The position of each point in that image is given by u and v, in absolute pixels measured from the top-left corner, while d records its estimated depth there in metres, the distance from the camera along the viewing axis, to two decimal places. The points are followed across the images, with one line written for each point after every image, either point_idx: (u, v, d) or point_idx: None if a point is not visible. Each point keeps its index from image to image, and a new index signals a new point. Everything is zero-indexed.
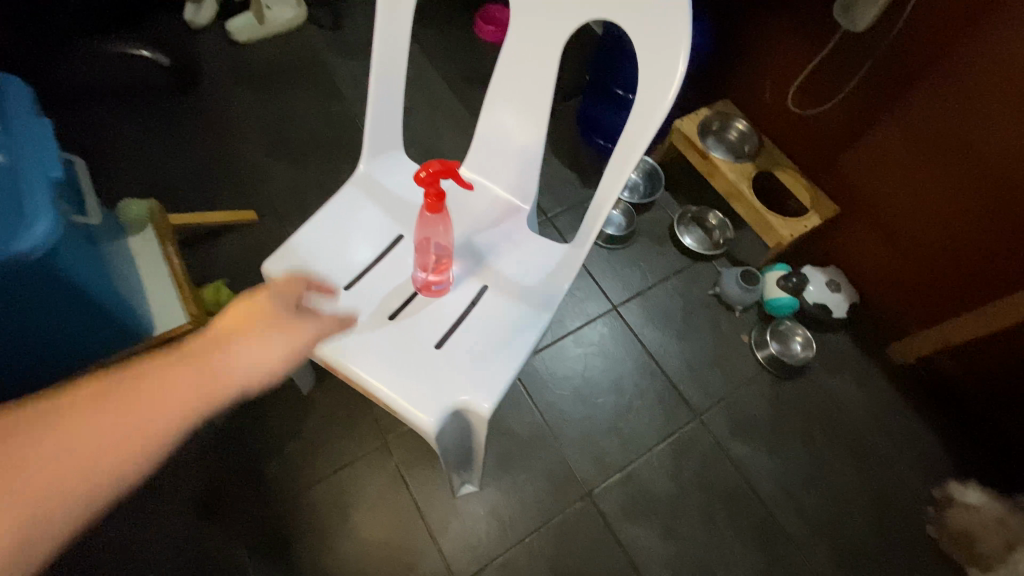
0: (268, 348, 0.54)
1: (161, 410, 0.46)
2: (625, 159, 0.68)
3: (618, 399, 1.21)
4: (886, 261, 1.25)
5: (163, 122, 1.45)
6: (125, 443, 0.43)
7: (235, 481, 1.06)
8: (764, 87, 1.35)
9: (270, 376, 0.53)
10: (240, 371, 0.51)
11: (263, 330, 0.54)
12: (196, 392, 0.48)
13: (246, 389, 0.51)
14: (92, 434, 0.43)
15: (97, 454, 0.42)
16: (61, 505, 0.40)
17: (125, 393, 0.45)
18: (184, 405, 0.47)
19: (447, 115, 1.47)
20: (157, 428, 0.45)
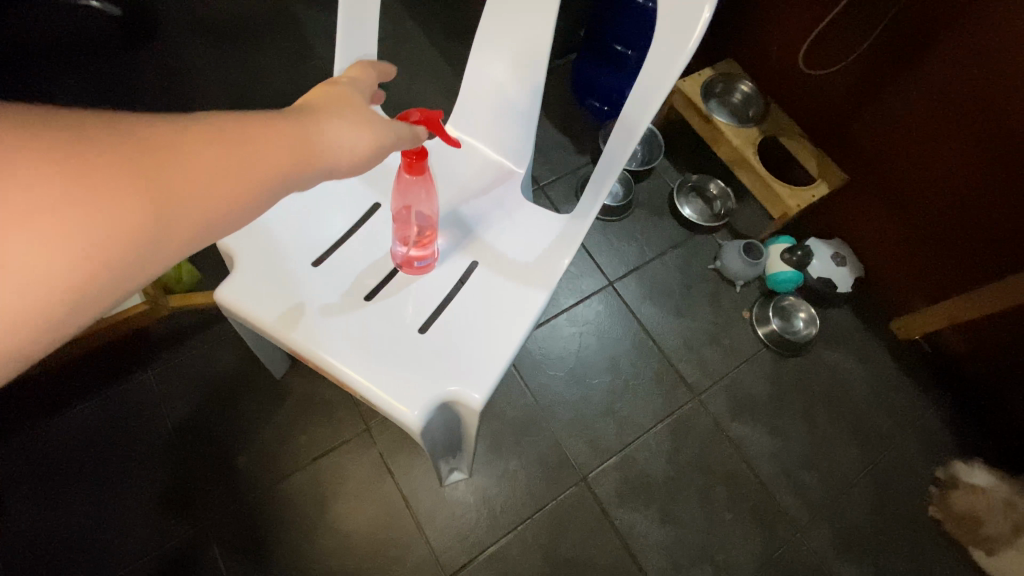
0: (358, 129, 0.49)
1: (275, 164, 0.42)
2: (637, 119, 0.61)
3: (614, 380, 1.15)
4: (893, 234, 1.19)
5: (111, 78, 1.30)
6: (248, 184, 0.41)
7: (204, 473, 0.98)
8: (771, 46, 1.26)
9: (354, 164, 0.49)
10: (334, 150, 0.47)
11: (353, 114, 0.49)
12: (303, 156, 0.45)
13: (339, 172, 0.48)
14: (204, 169, 0.38)
15: (225, 194, 0.40)
16: (187, 228, 0.38)
17: (233, 137, 0.40)
18: (291, 165, 0.44)
19: (429, 73, 1.35)
20: (272, 175, 0.42)
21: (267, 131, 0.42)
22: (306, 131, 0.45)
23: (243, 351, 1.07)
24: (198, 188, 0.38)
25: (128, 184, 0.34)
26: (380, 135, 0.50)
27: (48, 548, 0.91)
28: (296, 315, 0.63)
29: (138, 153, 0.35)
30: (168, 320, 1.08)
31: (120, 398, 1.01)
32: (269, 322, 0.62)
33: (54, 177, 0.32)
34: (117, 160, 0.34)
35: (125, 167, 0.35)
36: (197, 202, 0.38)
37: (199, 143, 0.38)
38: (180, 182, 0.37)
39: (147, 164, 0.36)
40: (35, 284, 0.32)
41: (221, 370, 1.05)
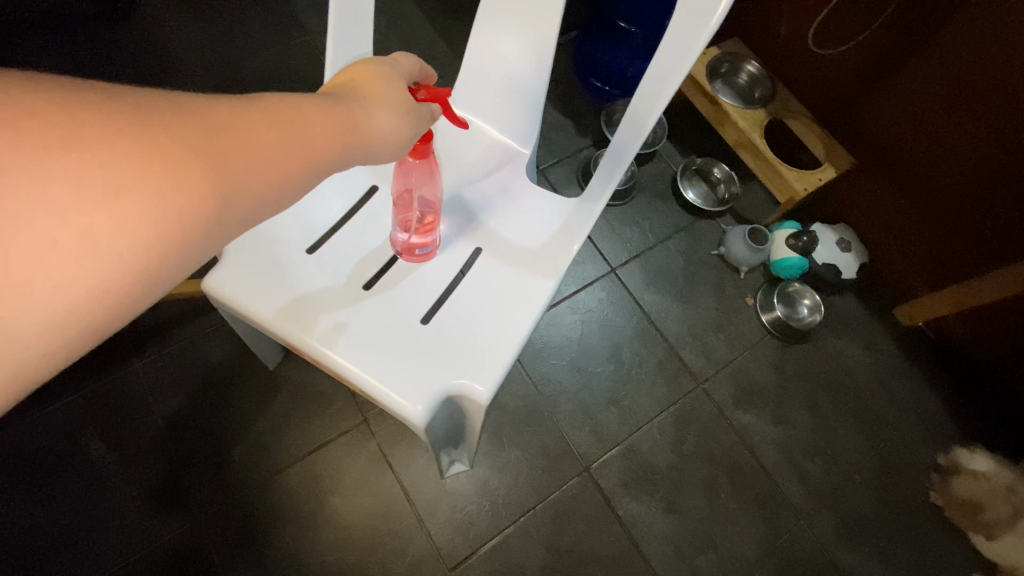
0: (405, 118, 0.48)
1: (330, 143, 0.41)
2: (653, 100, 0.57)
3: (617, 369, 1.13)
4: (901, 219, 1.17)
5: (89, 55, 1.23)
6: (308, 162, 0.40)
7: (197, 467, 0.95)
8: (779, 24, 1.22)
9: (396, 153, 0.49)
10: (383, 134, 0.46)
11: (400, 96, 0.48)
12: (355, 138, 0.44)
13: (383, 158, 0.48)
14: (268, 147, 0.37)
15: (287, 171, 0.38)
16: (253, 206, 0.37)
17: (292, 114, 0.39)
18: (342, 146, 0.43)
19: (425, 51, 1.29)
20: (328, 153, 0.41)
21: (321, 110, 0.41)
22: (355, 111, 0.44)
23: (236, 341, 1.04)
24: (264, 164, 0.37)
25: (200, 154, 0.33)
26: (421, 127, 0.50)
27: (35, 545, 0.88)
28: (292, 305, 0.59)
29: (208, 125, 0.34)
30: (156, 309, 1.04)
31: (107, 390, 0.98)
32: (263, 312, 0.58)
33: (129, 145, 0.30)
34: (187, 131, 0.33)
35: (197, 139, 0.33)
36: (262, 179, 0.37)
37: (260, 117, 0.37)
38: (249, 155, 0.36)
39: (216, 136, 0.34)
40: (114, 257, 0.30)
41: (213, 360, 1.02)
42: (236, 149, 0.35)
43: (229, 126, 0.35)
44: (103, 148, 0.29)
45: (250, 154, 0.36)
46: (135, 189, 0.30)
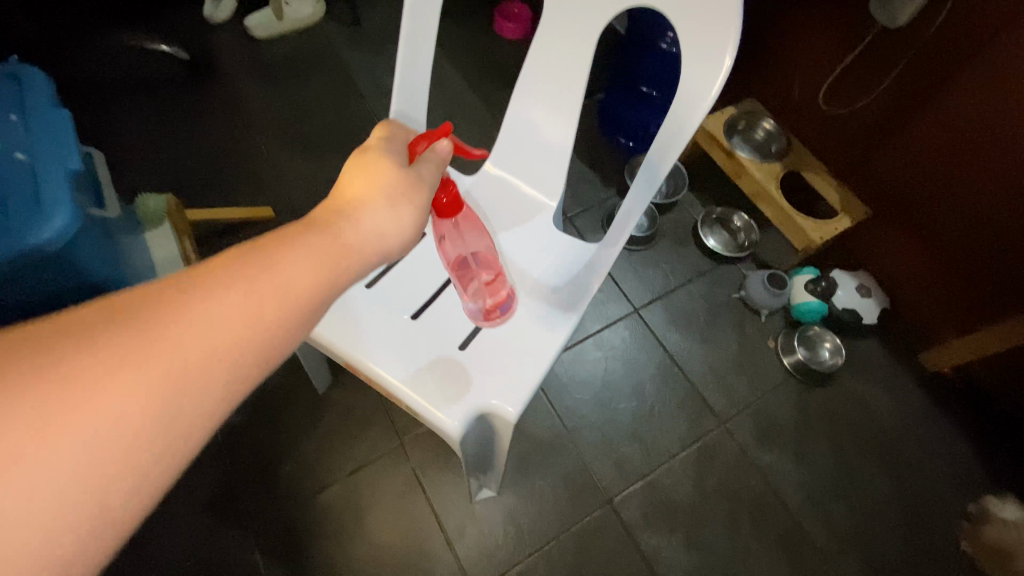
0: (391, 204, 0.50)
1: (309, 273, 0.41)
2: (663, 157, 0.66)
3: (640, 405, 1.17)
4: (916, 265, 1.21)
5: (179, 117, 1.43)
6: (274, 307, 0.38)
7: (249, 482, 1.04)
8: (792, 85, 1.32)
9: (397, 242, 0.50)
10: (369, 234, 0.47)
11: (382, 189, 0.50)
12: (337, 257, 0.43)
13: (380, 254, 0.48)
14: (228, 307, 0.36)
15: (263, 317, 0.37)
16: (224, 366, 0.35)
17: (252, 258, 0.38)
18: (324, 271, 0.42)
19: (465, 111, 1.45)
20: (307, 285, 0.40)
21: (289, 249, 0.41)
22: (334, 227, 0.45)
23: (289, 366, 1.14)
24: (227, 321, 0.36)
25: (156, 331, 0.33)
26: (415, 202, 0.52)
27: None
28: (353, 331, 0.69)
29: (160, 299, 0.34)
30: None
31: None
32: (328, 336, 0.69)
33: (80, 350, 0.31)
34: (141, 313, 0.33)
35: (150, 316, 0.33)
36: (233, 334, 0.36)
37: (221, 273, 0.37)
38: (207, 316, 0.35)
39: (170, 307, 0.34)
40: (67, 468, 0.29)
41: (268, 383, 1.13)
42: (192, 314, 0.34)
43: (181, 294, 0.35)
44: (39, 369, 0.30)
45: (210, 315, 0.35)
46: (73, 396, 0.30)
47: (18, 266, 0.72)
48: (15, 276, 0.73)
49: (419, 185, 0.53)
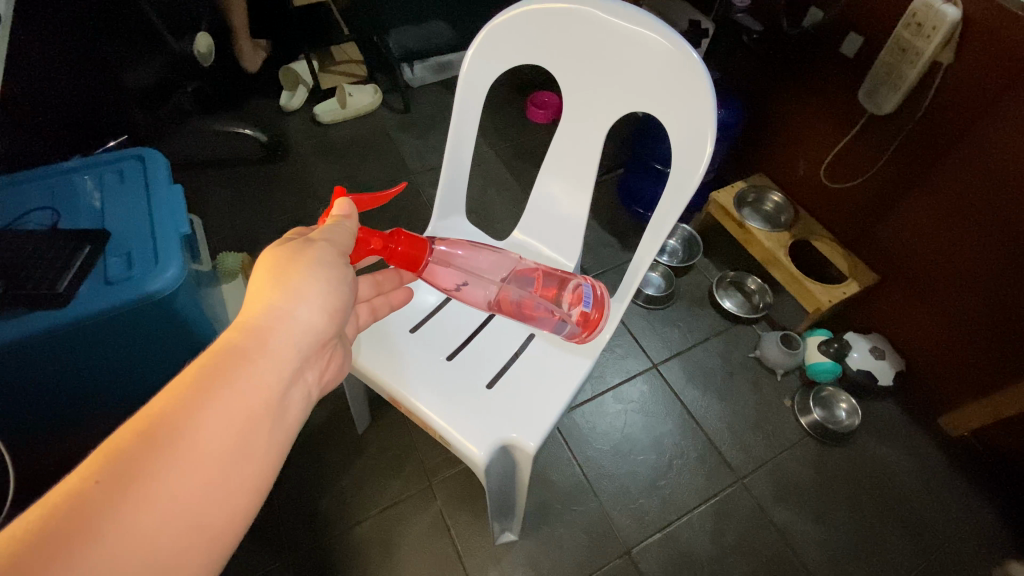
0: (305, 293, 0.52)
1: (235, 409, 0.43)
2: (660, 225, 0.76)
3: (658, 458, 1.22)
4: (928, 330, 1.25)
5: (254, 188, 1.67)
6: (232, 426, 0.43)
7: (291, 514, 1.12)
8: (798, 162, 1.44)
9: (319, 330, 0.53)
10: (285, 342, 0.49)
11: (286, 284, 0.52)
12: (262, 381, 0.46)
13: (302, 353, 0.51)
14: (191, 441, 0.40)
15: (203, 467, 0.40)
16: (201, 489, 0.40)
17: (196, 387, 0.42)
18: (249, 400, 0.45)
19: (499, 184, 1.63)
20: (233, 422, 0.43)
21: (235, 367, 0.45)
22: (249, 351, 0.47)
23: (333, 408, 1.26)
24: (196, 449, 0.40)
25: (92, 530, 0.35)
26: (329, 271, 0.55)
27: None
28: (396, 367, 0.81)
29: (76, 503, 0.35)
30: None
31: None
32: (376, 371, 0.80)
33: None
34: (62, 525, 0.34)
35: (72, 523, 0.34)
36: (178, 495, 0.39)
37: (131, 456, 0.38)
38: (139, 495, 0.37)
39: (93, 506, 0.35)
40: None
41: (314, 422, 1.24)
42: (121, 498, 0.36)
43: (99, 489, 0.36)
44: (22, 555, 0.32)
45: (141, 495, 0.37)
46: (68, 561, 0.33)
47: (135, 310, 0.89)
48: (131, 318, 0.89)
49: (325, 258, 0.55)
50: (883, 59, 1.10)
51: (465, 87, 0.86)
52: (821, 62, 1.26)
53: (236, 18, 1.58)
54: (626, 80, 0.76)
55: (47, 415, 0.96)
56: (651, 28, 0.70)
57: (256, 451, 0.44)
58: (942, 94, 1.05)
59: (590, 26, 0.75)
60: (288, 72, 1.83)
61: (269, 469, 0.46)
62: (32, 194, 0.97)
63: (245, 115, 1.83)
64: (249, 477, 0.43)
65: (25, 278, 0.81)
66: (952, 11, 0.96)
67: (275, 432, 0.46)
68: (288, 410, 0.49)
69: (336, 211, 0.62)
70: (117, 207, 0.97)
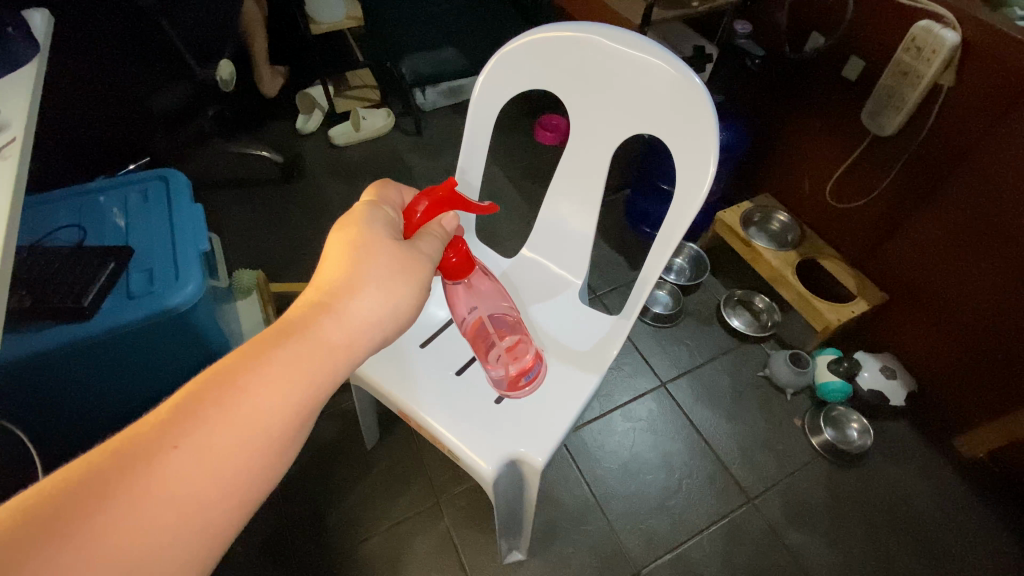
0: (372, 287, 0.49)
1: (291, 391, 0.41)
2: (665, 243, 0.78)
3: (667, 477, 1.21)
4: (940, 350, 1.24)
5: (271, 207, 1.71)
6: (276, 414, 0.40)
7: (299, 528, 1.13)
8: (803, 182, 1.45)
9: (385, 323, 0.50)
10: (352, 330, 0.47)
11: (362, 270, 0.50)
12: (324, 364, 0.44)
13: (365, 344, 0.48)
14: (234, 418, 0.38)
15: (239, 451, 0.38)
16: (232, 473, 0.38)
17: (251, 364, 0.41)
18: (306, 383, 0.42)
19: (507, 205, 1.66)
20: (285, 404, 0.41)
21: (291, 349, 0.43)
22: (315, 331, 0.44)
23: (343, 424, 1.28)
24: (236, 429, 0.38)
25: (130, 489, 0.34)
26: (404, 269, 0.52)
27: None
28: (406, 381, 0.83)
29: (121, 459, 0.35)
30: None
31: None
32: (386, 386, 0.82)
33: (58, 531, 0.32)
34: (109, 476, 0.34)
35: (117, 476, 0.34)
36: (219, 468, 0.37)
37: (179, 420, 0.37)
38: (183, 460, 0.36)
39: (139, 462, 0.35)
40: None
41: (324, 437, 1.25)
42: (158, 464, 0.35)
43: (148, 447, 0.35)
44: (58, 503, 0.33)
45: (186, 462, 0.36)
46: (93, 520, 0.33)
47: (154, 324, 0.91)
48: (151, 331, 0.92)
49: (400, 258, 0.52)
50: (884, 83, 1.12)
51: (475, 110, 0.89)
52: (824, 85, 1.29)
53: (256, 45, 1.64)
54: (631, 104, 0.78)
55: (68, 427, 1.00)
56: (656, 55, 0.73)
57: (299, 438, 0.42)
58: (945, 114, 1.06)
59: (596, 53, 0.78)
60: (305, 96, 1.89)
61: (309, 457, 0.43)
62: (61, 213, 1.01)
63: (263, 138, 1.89)
64: (287, 463, 0.42)
65: (52, 293, 0.84)
66: (952, 36, 0.98)
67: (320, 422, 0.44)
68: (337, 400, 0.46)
69: (444, 220, 0.62)
70: (141, 226, 1.01)
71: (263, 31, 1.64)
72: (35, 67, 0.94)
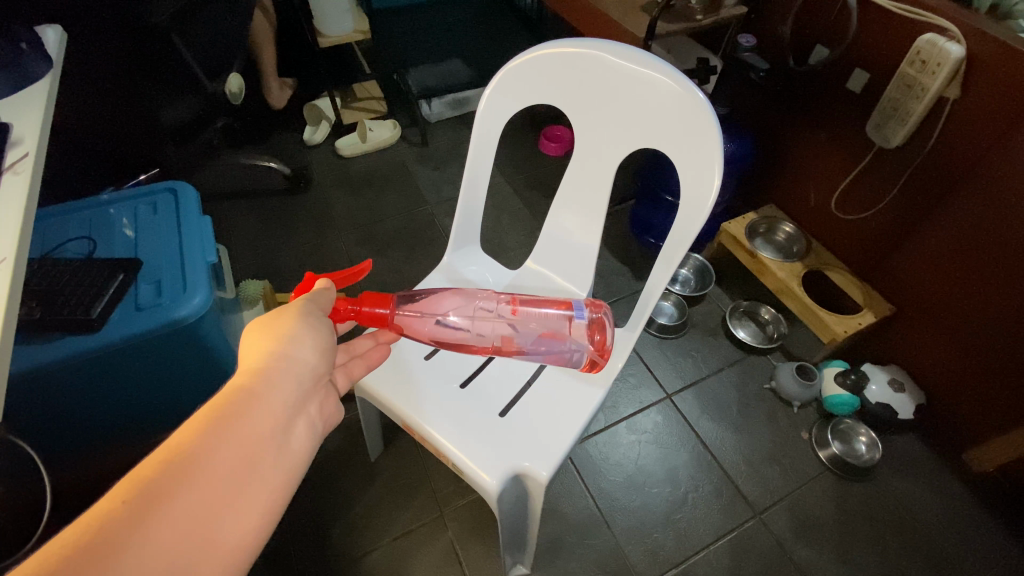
0: (297, 339, 0.55)
1: (241, 442, 0.45)
2: (670, 255, 0.78)
3: (673, 490, 1.20)
4: (949, 363, 1.23)
5: (279, 218, 1.73)
6: (239, 460, 0.44)
7: (303, 540, 1.12)
8: (808, 193, 1.45)
9: (314, 367, 0.55)
10: (286, 381, 0.51)
11: (280, 331, 0.54)
12: (265, 412, 0.48)
13: (302, 389, 0.53)
14: (201, 473, 0.42)
15: (214, 499, 0.41)
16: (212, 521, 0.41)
17: (202, 427, 0.44)
18: (255, 431, 0.46)
19: (512, 215, 1.67)
20: (240, 452, 0.44)
21: (239, 407, 0.47)
22: (249, 390, 0.48)
23: (347, 434, 1.28)
24: (205, 481, 0.42)
25: (117, 556, 0.36)
26: (316, 322, 0.58)
27: None
28: (410, 394, 0.83)
29: (99, 532, 0.36)
30: None
31: None
32: (391, 399, 0.82)
33: None
34: (83, 557, 0.35)
35: (94, 555, 0.35)
36: (190, 523, 0.40)
37: (149, 485, 0.39)
38: (156, 523, 0.38)
39: (118, 532, 0.37)
40: None
41: (329, 448, 1.25)
42: (138, 529, 0.37)
43: (123, 517, 0.37)
44: None
45: (165, 522, 0.38)
46: None
47: (162, 336, 0.92)
48: (159, 344, 0.93)
49: (310, 313, 0.58)
50: (889, 95, 1.12)
51: (481, 123, 0.89)
52: (828, 97, 1.29)
53: (265, 59, 1.67)
54: (635, 118, 0.79)
55: (76, 437, 1.00)
56: (660, 70, 0.73)
57: (263, 481, 0.45)
58: (951, 127, 1.06)
59: (600, 68, 0.79)
60: (312, 108, 1.92)
61: (279, 498, 0.46)
62: (71, 225, 1.03)
63: (270, 149, 1.91)
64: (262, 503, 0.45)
65: (62, 305, 0.85)
66: (957, 49, 0.98)
67: (279, 464, 0.47)
68: (293, 443, 0.50)
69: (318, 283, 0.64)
70: (149, 238, 1.02)
71: (271, 44, 1.66)
72: (49, 82, 0.96)
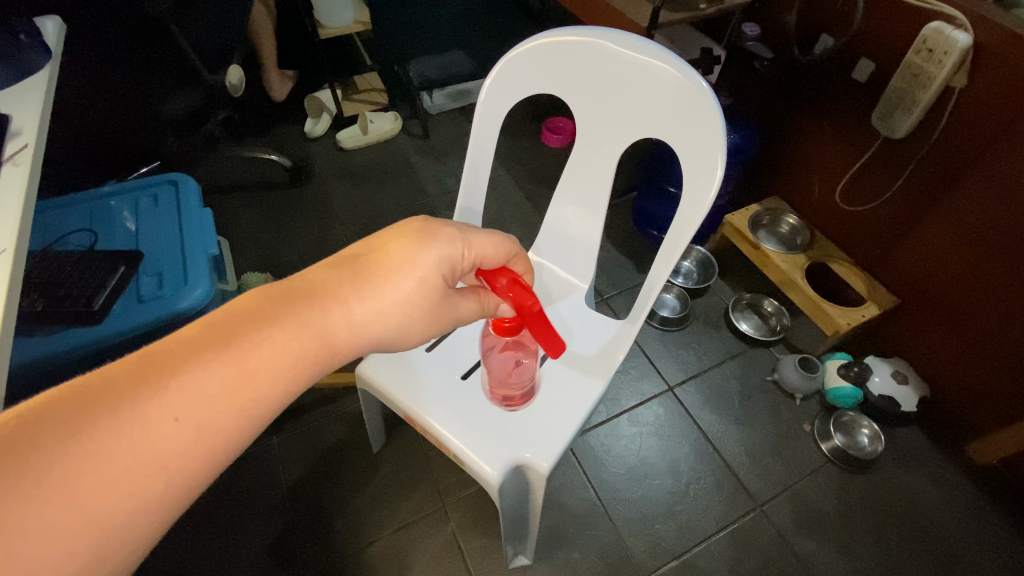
0: (404, 278, 0.50)
1: (293, 344, 0.42)
2: (671, 248, 0.77)
3: (675, 482, 1.20)
4: (953, 355, 1.22)
5: (280, 211, 1.72)
6: (281, 361, 0.41)
7: (305, 531, 1.13)
8: (812, 186, 1.44)
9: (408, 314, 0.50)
10: (371, 308, 0.47)
11: (400, 263, 0.50)
12: (313, 335, 0.43)
13: (385, 324, 0.48)
14: (242, 355, 0.40)
15: (240, 389, 0.39)
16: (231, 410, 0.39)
17: (263, 312, 0.42)
18: (310, 341, 0.43)
19: (514, 208, 1.66)
20: (285, 354, 0.42)
21: (309, 309, 0.44)
22: (321, 299, 0.45)
23: (350, 426, 1.28)
24: (242, 364, 0.40)
25: (140, 402, 0.36)
26: (439, 288, 0.52)
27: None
28: (412, 386, 0.83)
29: (139, 371, 0.37)
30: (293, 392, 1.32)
31: (249, 457, 1.23)
32: (393, 390, 0.82)
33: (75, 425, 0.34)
34: (120, 386, 0.36)
35: (125, 392, 0.36)
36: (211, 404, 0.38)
37: (195, 346, 0.39)
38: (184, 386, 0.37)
39: (152, 379, 0.37)
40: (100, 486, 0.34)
41: (331, 440, 1.26)
42: (168, 386, 0.37)
43: (162, 366, 0.38)
44: (84, 402, 0.35)
45: (187, 391, 0.37)
46: (102, 423, 0.35)
47: (165, 327, 0.92)
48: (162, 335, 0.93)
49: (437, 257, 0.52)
50: (895, 85, 1.11)
51: (481, 115, 0.89)
52: (833, 87, 1.28)
53: (265, 50, 1.66)
54: (637, 108, 0.78)
55: None
56: (662, 60, 0.72)
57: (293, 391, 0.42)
58: (957, 116, 1.05)
59: (601, 58, 0.78)
60: (313, 100, 1.91)
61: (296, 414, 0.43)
62: (73, 217, 1.02)
63: (271, 142, 1.91)
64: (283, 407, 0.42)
65: (64, 297, 0.86)
66: (963, 37, 0.97)
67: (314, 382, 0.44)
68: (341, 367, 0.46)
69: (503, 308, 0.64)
70: (150, 230, 1.02)
71: (272, 36, 1.66)
72: (48, 73, 0.96)
